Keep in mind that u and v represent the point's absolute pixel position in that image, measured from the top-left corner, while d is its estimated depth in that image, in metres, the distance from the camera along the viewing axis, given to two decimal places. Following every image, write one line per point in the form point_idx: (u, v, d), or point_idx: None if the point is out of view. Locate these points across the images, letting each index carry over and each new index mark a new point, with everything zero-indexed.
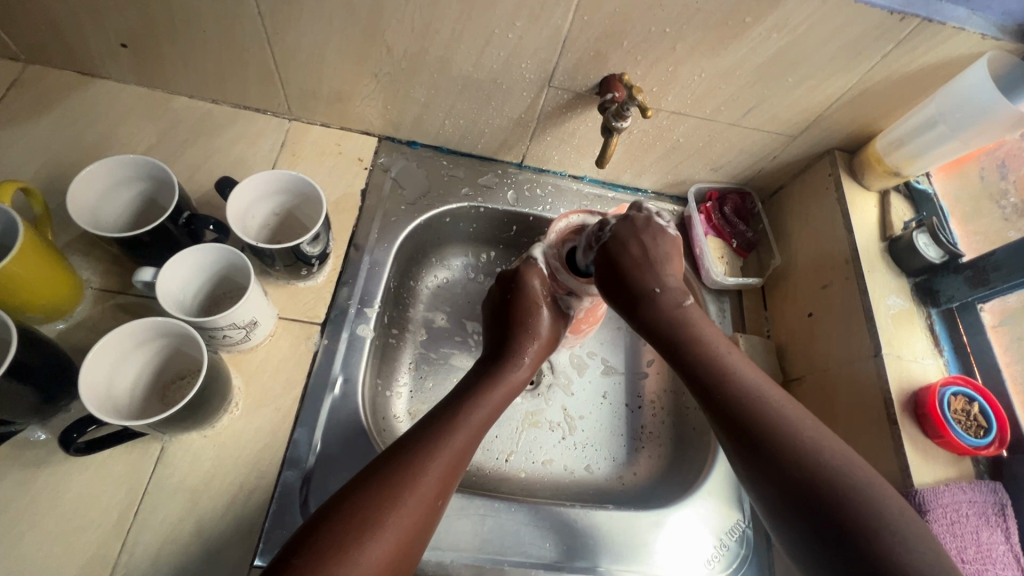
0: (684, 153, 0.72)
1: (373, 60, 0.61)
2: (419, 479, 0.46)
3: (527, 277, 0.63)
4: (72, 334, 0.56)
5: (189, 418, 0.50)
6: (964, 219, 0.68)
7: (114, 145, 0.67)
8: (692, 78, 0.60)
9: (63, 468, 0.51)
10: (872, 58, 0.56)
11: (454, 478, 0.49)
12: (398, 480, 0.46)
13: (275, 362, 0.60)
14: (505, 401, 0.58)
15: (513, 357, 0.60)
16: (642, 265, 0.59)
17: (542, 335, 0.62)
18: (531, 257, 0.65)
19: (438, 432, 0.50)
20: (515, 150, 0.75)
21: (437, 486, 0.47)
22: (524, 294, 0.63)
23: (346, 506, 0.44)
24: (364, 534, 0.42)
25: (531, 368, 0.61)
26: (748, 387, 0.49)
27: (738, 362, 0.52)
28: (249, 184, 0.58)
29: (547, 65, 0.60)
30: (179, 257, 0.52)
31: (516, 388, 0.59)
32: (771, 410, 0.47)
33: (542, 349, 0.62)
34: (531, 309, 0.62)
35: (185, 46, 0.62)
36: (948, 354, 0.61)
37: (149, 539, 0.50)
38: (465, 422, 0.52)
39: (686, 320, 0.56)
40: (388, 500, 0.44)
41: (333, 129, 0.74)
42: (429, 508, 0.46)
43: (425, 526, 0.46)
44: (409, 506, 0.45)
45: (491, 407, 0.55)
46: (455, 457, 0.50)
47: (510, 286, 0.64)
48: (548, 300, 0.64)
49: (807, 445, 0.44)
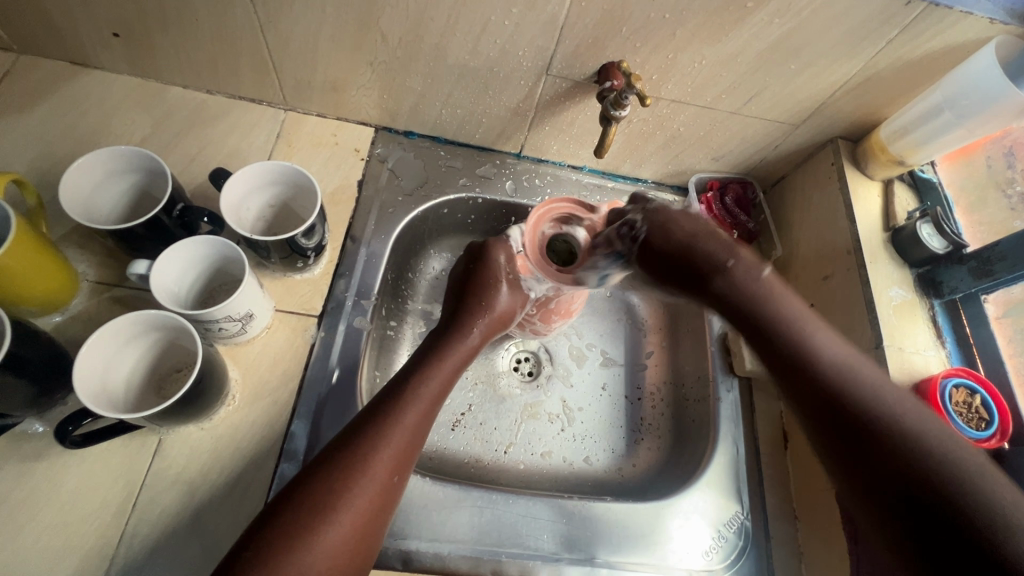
0: (684, 142, 0.71)
1: (368, 49, 0.61)
2: (370, 460, 0.46)
3: (493, 251, 0.63)
4: (68, 327, 0.56)
5: (185, 411, 0.50)
6: (970, 208, 0.67)
7: (108, 136, 0.66)
8: (692, 65, 0.59)
9: (61, 461, 0.51)
10: (876, 44, 0.55)
11: (409, 457, 0.49)
12: (351, 462, 0.46)
13: (271, 355, 0.60)
14: (456, 373, 0.57)
15: (460, 328, 0.60)
16: (696, 246, 0.57)
17: (495, 310, 0.62)
18: (505, 237, 0.64)
19: (387, 409, 0.50)
20: (514, 140, 0.74)
21: (392, 463, 0.48)
22: (487, 268, 0.63)
23: (303, 491, 0.44)
24: (316, 521, 0.42)
25: (480, 337, 0.61)
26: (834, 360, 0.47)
27: (820, 332, 0.50)
28: (241, 177, 0.58)
29: (544, 52, 0.59)
30: (170, 251, 0.52)
31: (466, 358, 0.59)
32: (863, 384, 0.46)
33: (493, 324, 0.63)
34: (491, 283, 0.62)
35: (178, 35, 0.61)
36: (951, 346, 0.61)
37: (147, 531, 0.50)
38: (415, 397, 0.52)
39: (761, 289, 0.54)
40: (340, 484, 0.45)
41: (329, 120, 0.73)
42: (385, 487, 0.46)
43: (383, 507, 0.46)
44: (361, 489, 0.45)
45: (441, 381, 0.55)
46: (407, 434, 0.49)
47: (475, 260, 0.64)
48: (510, 277, 0.63)
49: (908, 419, 0.43)
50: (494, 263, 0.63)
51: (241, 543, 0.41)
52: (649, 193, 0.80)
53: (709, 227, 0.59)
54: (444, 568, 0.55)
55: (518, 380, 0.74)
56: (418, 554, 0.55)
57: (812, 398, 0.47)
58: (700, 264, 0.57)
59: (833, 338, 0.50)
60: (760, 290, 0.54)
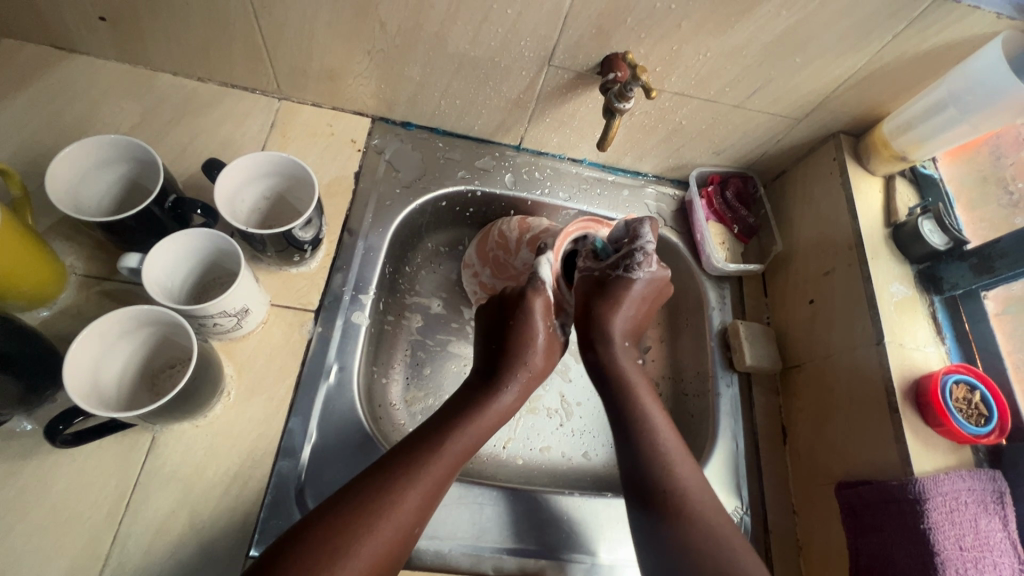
0: (685, 136, 0.70)
1: (366, 37, 0.59)
2: (394, 509, 0.46)
3: (531, 303, 0.58)
4: (57, 322, 0.54)
5: (179, 409, 0.49)
6: (969, 204, 0.67)
7: (95, 124, 0.64)
8: (696, 57, 0.58)
9: (51, 460, 0.50)
10: (883, 37, 0.54)
11: (431, 505, 0.48)
12: (375, 505, 0.45)
13: (267, 351, 0.58)
14: (491, 430, 0.55)
15: (496, 381, 0.56)
16: (609, 323, 0.60)
17: (534, 369, 0.58)
18: (537, 277, 0.59)
19: (418, 460, 0.49)
20: (513, 132, 0.73)
21: (415, 512, 0.47)
22: (522, 323, 0.58)
23: (323, 528, 0.43)
24: (335, 562, 0.42)
25: (519, 397, 0.57)
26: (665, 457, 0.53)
27: (660, 417, 0.57)
28: (237, 167, 0.56)
29: (547, 42, 0.57)
30: (161, 245, 0.50)
31: (502, 416, 0.56)
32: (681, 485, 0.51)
33: (533, 378, 0.59)
34: (528, 341, 0.58)
35: (167, 20, 0.58)
36: (951, 342, 0.61)
37: (142, 531, 0.49)
38: (448, 451, 0.50)
39: (625, 373, 0.59)
40: (363, 528, 0.44)
41: (325, 109, 0.71)
42: (403, 536, 0.46)
43: (400, 550, 0.46)
44: (381, 537, 0.44)
45: (474, 436, 0.53)
46: (433, 485, 0.48)
47: (513, 308, 0.58)
48: (549, 329, 0.60)
49: (714, 522, 0.49)
50: (532, 313, 0.58)
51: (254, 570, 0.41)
52: (649, 187, 0.79)
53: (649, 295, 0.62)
54: (446, 565, 0.54)
55: None
56: (418, 552, 0.54)
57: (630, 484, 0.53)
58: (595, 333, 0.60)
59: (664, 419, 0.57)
60: (625, 377, 0.59)
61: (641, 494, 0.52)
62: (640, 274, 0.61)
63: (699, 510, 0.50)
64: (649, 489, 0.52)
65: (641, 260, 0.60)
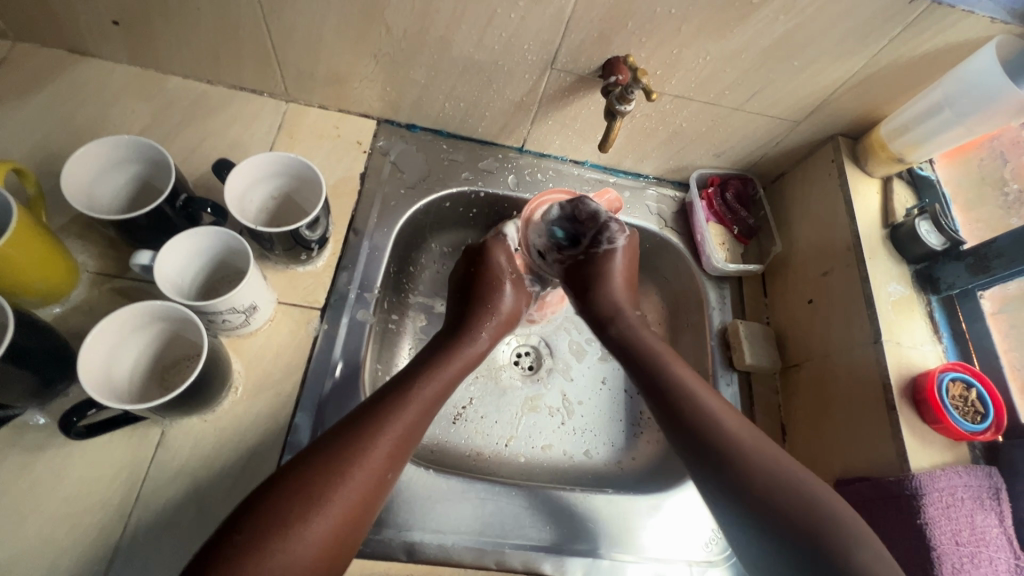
0: (686, 138, 0.71)
1: (373, 40, 0.60)
2: (366, 455, 0.47)
3: (494, 252, 0.67)
4: (69, 318, 0.56)
5: (189, 403, 0.50)
6: (967, 205, 0.68)
7: (108, 125, 0.65)
8: (696, 61, 0.59)
9: (63, 452, 0.51)
10: (879, 41, 0.56)
11: (404, 452, 0.50)
12: (345, 457, 0.47)
13: (275, 348, 0.59)
14: (461, 375, 0.59)
15: (469, 332, 0.62)
16: (612, 294, 0.67)
17: (501, 313, 0.65)
18: (502, 235, 0.70)
19: (386, 409, 0.51)
20: (516, 135, 0.74)
21: (385, 460, 0.49)
22: (488, 270, 0.67)
23: (297, 480, 0.44)
24: (307, 511, 0.43)
25: (488, 341, 0.64)
26: (712, 416, 0.53)
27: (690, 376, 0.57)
28: (246, 167, 0.57)
29: (549, 46, 0.59)
30: (174, 242, 0.51)
31: (476, 359, 0.61)
32: (738, 440, 0.51)
33: (500, 325, 0.65)
34: (495, 285, 0.66)
35: (178, 24, 0.60)
36: (948, 340, 0.62)
37: (152, 522, 0.50)
38: (417, 397, 0.53)
39: (644, 342, 0.61)
40: (335, 478, 0.45)
41: (331, 111, 0.72)
42: (378, 482, 0.48)
43: (371, 499, 0.47)
44: (356, 482, 0.46)
45: (446, 381, 0.56)
46: (405, 431, 0.51)
47: (478, 261, 0.68)
48: (512, 277, 0.68)
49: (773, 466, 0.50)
50: (495, 262, 0.67)
51: (228, 522, 0.42)
52: (649, 189, 0.80)
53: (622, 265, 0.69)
54: (448, 559, 0.55)
55: (519, 373, 0.75)
56: (422, 545, 0.55)
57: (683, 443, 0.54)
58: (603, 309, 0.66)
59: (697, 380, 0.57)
60: (647, 344, 0.61)
61: (700, 451, 0.52)
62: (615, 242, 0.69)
63: (750, 453, 0.51)
64: (699, 448, 0.52)
65: (615, 228, 0.68)
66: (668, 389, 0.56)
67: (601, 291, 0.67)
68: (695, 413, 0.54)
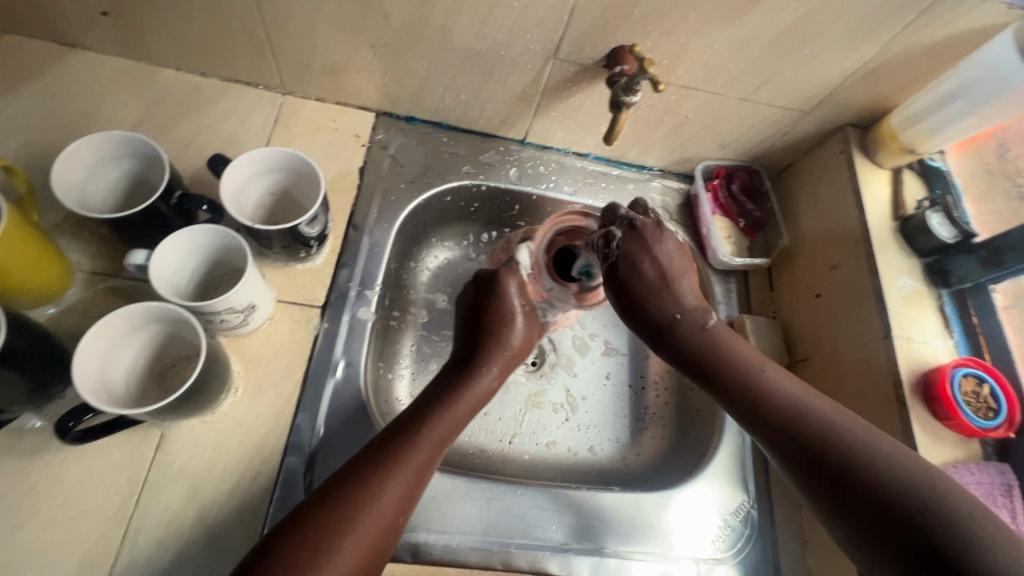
0: (692, 129, 0.70)
1: (371, 31, 0.58)
2: (377, 498, 0.46)
3: (505, 281, 0.64)
4: (64, 319, 0.54)
5: (187, 406, 0.49)
6: (978, 197, 0.66)
7: (99, 120, 0.64)
8: (703, 50, 0.58)
9: (60, 456, 0.50)
10: (892, 28, 0.54)
11: (415, 494, 0.49)
12: (355, 502, 0.46)
13: (275, 347, 0.58)
14: (472, 412, 0.57)
15: (478, 366, 0.60)
16: (654, 300, 0.58)
17: (511, 348, 0.63)
18: (513, 261, 0.66)
19: (395, 451, 0.50)
20: (518, 127, 0.72)
21: (397, 503, 0.48)
22: (497, 306, 0.63)
23: (305, 529, 0.43)
24: (314, 560, 0.42)
25: (499, 377, 0.61)
26: (793, 406, 0.49)
27: (771, 373, 0.52)
28: (241, 162, 0.56)
29: (553, 35, 0.57)
30: (169, 241, 0.50)
31: (483, 397, 0.59)
32: (834, 427, 0.47)
33: (509, 360, 0.62)
34: (504, 320, 0.63)
35: (170, 15, 0.58)
36: (959, 336, 0.60)
37: (153, 526, 0.49)
38: (426, 438, 0.52)
39: (714, 342, 0.56)
40: (343, 523, 0.44)
41: (328, 104, 0.71)
42: (389, 525, 0.46)
43: (383, 543, 0.46)
44: (365, 528, 0.45)
45: (454, 422, 0.55)
46: (416, 473, 0.49)
47: (488, 291, 0.65)
48: (523, 308, 0.65)
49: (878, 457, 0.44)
50: (505, 293, 0.64)
51: (239, 573, 0.40)
52: (653, 181, 0.79)
53: (664, 268, 0.59)
54: (454, 560, 0.55)
55: (523, 368, 0.74)
56: (427, 546, 0.54)
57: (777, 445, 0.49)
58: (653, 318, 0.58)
59: (785, 375, 0.53)
60: (713, 344, 0.55)
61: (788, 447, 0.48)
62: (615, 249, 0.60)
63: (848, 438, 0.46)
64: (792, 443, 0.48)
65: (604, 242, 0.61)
66: (742, 390, 0.52)
67: (643, 299, 0.58)
68: (792, 415, 0.49)
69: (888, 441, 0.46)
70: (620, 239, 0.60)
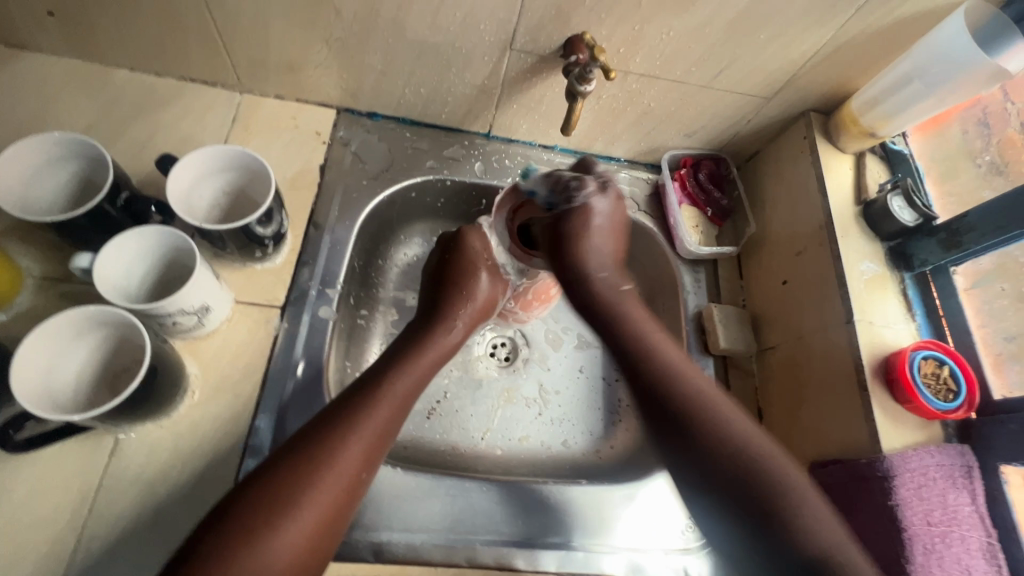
0: (656, 119, 0.69)
1: (324, 25, 0.58)
2: (337, 458, 0.45)
3: (466, 238, 0.66)
4: (12, 326, 0.53)
5: (136, 411, 0.48)
6: (939, 179, 0.66)
7: (50, 123, 0.63)
8: (658, 37, 0.57)
9: (11, 465, 0.49)
10: (845, 11, 0.54)
11: (379, 450, 0.49)
12: (314, 459, 0.45)
13: (233, 348, 0.57)
14: (436, 363, 0.58)
15: (445, 320, 0.61)
16: (577, 254, 0.59)
17: (476, 299, 0.64)
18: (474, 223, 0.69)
19: (355, 408, 0.49)
20: (481, 120, 0.72)
21: (360, 459, 0.47)
22: (464, 256, 0.65)
23: (264, 490, 0.42)
24: (276, 518, 0.41)
25: (464, 329, 0.62)
26: (679, 383, 0.51)
27: (658, 337, 0.55)
28: (191, 162, 0.55)
29: (507, 25, 0.56)
30: (115, 242, 0.50)
31: (448, 350, 0.60)
32: (688, 390, 0.51)
33: (475, 313, 0.64)
34: (470, 272, 0.64)
35: (117, 14, 0.57)
36: (921, 318, 0.61)
37: (106, 533, 0.48)
38: (388, 393, 0.51)
39: (618, 302, 0.58)
40: (304, 479, 0.43)
41: (288, 102, 0.70)
42: (352, 483, 0.46)
43: (347, 500, 0.45)
44: (329, 484, 0.44)
45: (421, 371, 0.55)
46: (380, 428, 0.49)
47: (452, 247, 0.66)
48: (488, 264, 0.66)
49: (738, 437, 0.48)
50: (468, 248, 0.66)
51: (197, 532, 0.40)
52: (622, 172, 0.78)
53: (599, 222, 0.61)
54: (416, 558, 0.54)
55: (495, 364, 0.73)
56: (390, 544, 0.54)
57: (652, 412, 0.52)
58: (569, 270, 0.59)
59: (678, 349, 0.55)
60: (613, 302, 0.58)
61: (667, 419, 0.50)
62: (581, 199, 0.60)
63: (721, 421, 0.49)
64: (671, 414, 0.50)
65: (578, 184, 0.61)
66: (638, 353, 0.54)
67: (570, 252, 0.60)
68: (661, 382, 0.52)
69: (737, 413, 0.50)
70: (589, 190, 0.61)
